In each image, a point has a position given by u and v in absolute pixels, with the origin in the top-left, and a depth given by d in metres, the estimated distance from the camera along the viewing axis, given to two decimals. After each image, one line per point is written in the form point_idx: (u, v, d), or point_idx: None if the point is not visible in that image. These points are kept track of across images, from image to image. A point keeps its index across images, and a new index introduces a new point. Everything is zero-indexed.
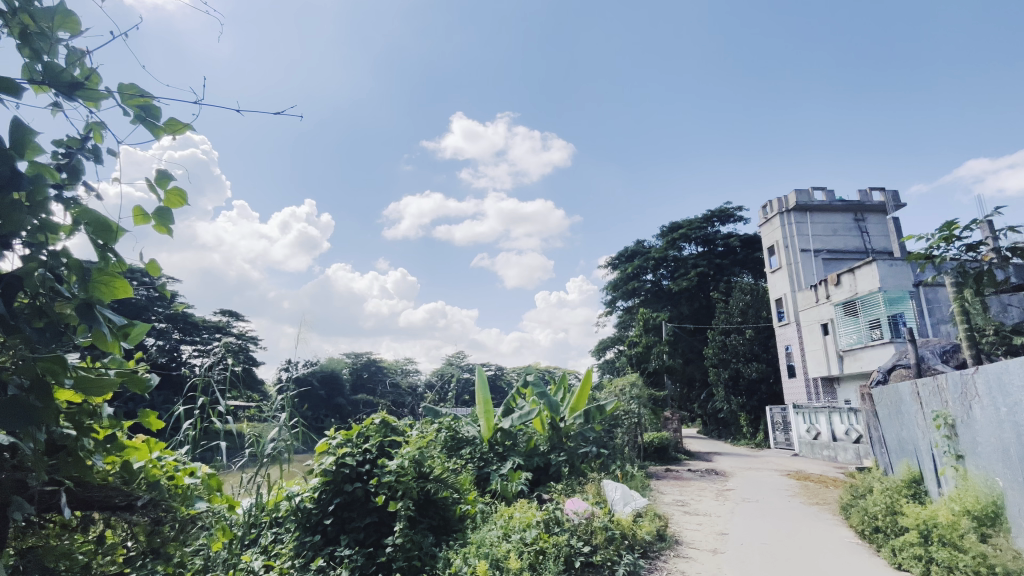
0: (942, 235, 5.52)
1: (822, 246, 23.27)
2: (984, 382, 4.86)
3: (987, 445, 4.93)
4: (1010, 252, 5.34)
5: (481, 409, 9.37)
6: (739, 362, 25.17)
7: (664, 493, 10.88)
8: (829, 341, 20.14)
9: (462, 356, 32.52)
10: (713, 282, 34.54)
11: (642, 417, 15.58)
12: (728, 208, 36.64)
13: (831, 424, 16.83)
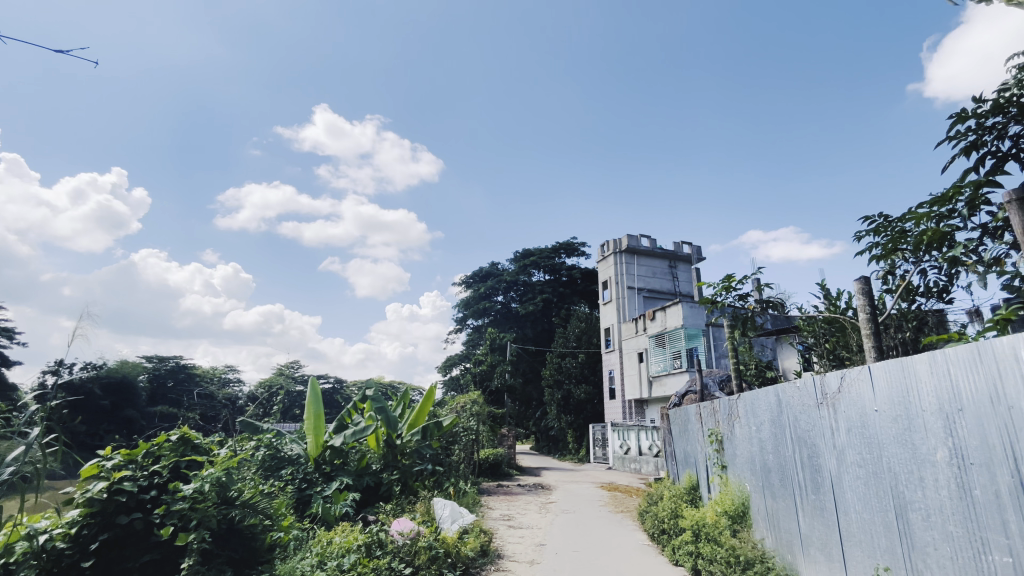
0: (724, 284, 6.84)
1: (644, 285, 26.99)
2: (742, 406, 6.08)
3: (741, 457, 6.16)
4: (766, 304, 6.86)
5: (310, 425, 8.60)
6: (571, 384, 27.60)
7: (492, 508, 11.21)
8: (643, 368, 23.29)
9: (296, 366, 29.51)
10: (555, 308, 37.42)
11: (480, 433, 15.98)
12: (574, 243, 40.55)
13: (638, 440, 19.32)
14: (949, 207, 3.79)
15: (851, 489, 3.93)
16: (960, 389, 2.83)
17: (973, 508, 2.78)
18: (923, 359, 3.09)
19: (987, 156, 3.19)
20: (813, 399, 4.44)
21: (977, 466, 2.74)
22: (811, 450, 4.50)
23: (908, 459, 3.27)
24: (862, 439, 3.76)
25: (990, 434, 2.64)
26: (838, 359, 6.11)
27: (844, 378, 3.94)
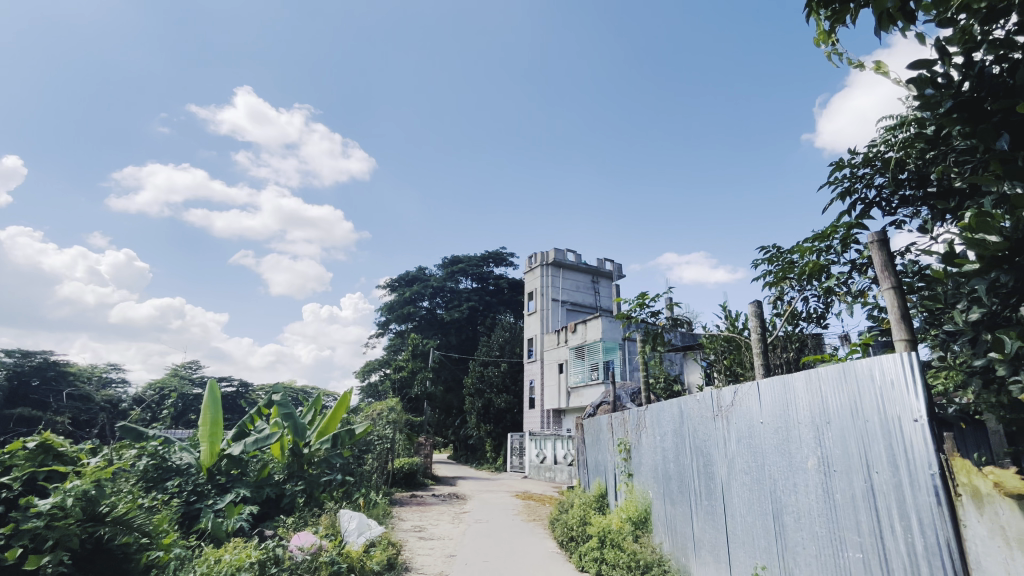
0: (639, 301, 7.26)
1: (568, 298, 27.87)
2: (649, 416, 6.43)
3: (646, 465, 6.51)
4: (675, 321, 7.36)
5: (205, 432, 7.84)
6: (492, 393, 27.68)
7: (403, 519, 10.86)
8: (562, 379, 23.93)
9: (194, 366, 26.82)
10: (481, 316, 37.46)
11: (395, 441, 15.52)
12: (503, 253, 41.12)
13: (554, 450, 19.75)
14: (827, 243, 4.31)
15: (738, 495, 4.29)
16: (829, 404, 3.19)
17: (834, 510, 3.14)
18: (800, 377, 3.47)
19: (858, 201, 3.67)
20: (710, 411, 4.80)
21: (839, 472, 3.10)
22: (706, 458, 4.85)
23: (785, 466, 3.63)
24: (748, 448, 4.12)
25: (851, 443, 3.00)
26: (733, 374, 6.69)
27: (737, 392, 4.31)
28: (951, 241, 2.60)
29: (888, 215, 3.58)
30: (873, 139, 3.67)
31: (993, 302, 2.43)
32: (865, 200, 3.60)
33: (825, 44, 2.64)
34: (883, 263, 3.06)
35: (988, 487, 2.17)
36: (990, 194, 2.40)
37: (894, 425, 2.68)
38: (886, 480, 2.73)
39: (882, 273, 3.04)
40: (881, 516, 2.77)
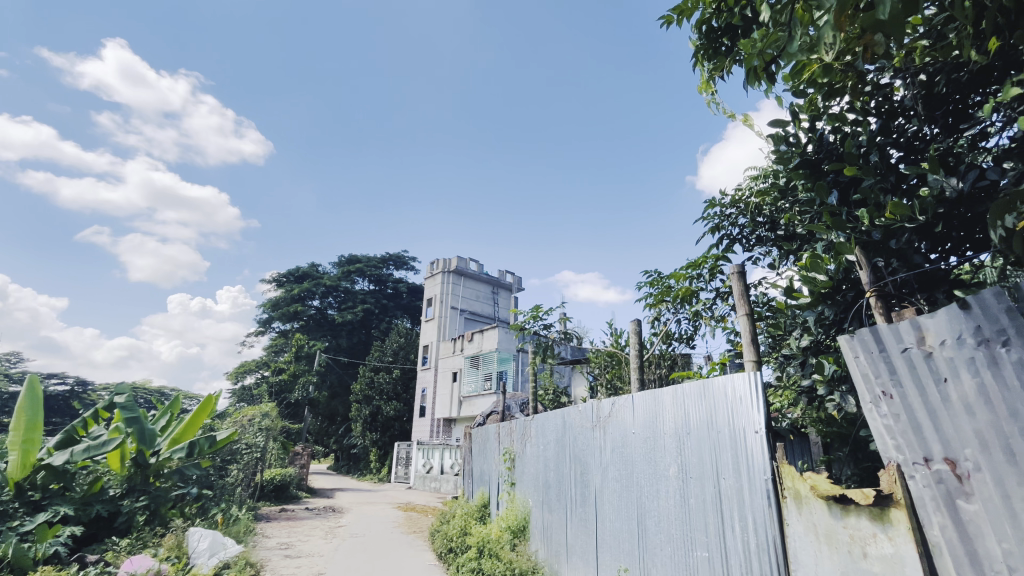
0: (533, 314, 7.47)
1: (466, 307, 27.91)
2: (534, 426, 6.59)
3: (528, 474, 6.65)
4: (565, 335, 7.68)
5: (17, 438, 6.45)
6: (381, 400, 26.60)
7: (268, 536, 9.88)
8: (455, 387, 23.78)
9: (12, 357, 22.16)
10: (375, 320, 35.97)
11: (267, 450, 14.17)
12: (404, 257, 40.19)
13: (441, 459, 19.49)
14: (698, 271, 4.79)
15: (608, 501, 4.55)
16: (690, 417, 3.51)
17: (688, 513, 3.45)
18: (669, 391, 3.78)
19: (724, 236, 4.13)
20: (589, 422, 5.05)
21: (694, 478, 3.41)
22: (583, 467, 5.09)
23: (651, 473, 3.93)
24: (621, 456, 4.39)
25: (706, 453, 3.32)
26: (613, 387, 7.14)
27: (614, 404, 4.58)
28: (791, 278, 3.01)
29: (747, 251, 4.07)
30: (740, 184, 4.17)
31: (819, 332, 2.86)
32: (729, 236, 4.07)
33: (706, 93, 2.94)
34: (741, 292, 3.46)
35: (806, 490, 2.52)
36: (822, 240, 2.82)
37: (740, 436, 3.02)
38: (731, 484, 3.07)
39: (740, 301, 3.44)
40: (725, 518, 3.10)
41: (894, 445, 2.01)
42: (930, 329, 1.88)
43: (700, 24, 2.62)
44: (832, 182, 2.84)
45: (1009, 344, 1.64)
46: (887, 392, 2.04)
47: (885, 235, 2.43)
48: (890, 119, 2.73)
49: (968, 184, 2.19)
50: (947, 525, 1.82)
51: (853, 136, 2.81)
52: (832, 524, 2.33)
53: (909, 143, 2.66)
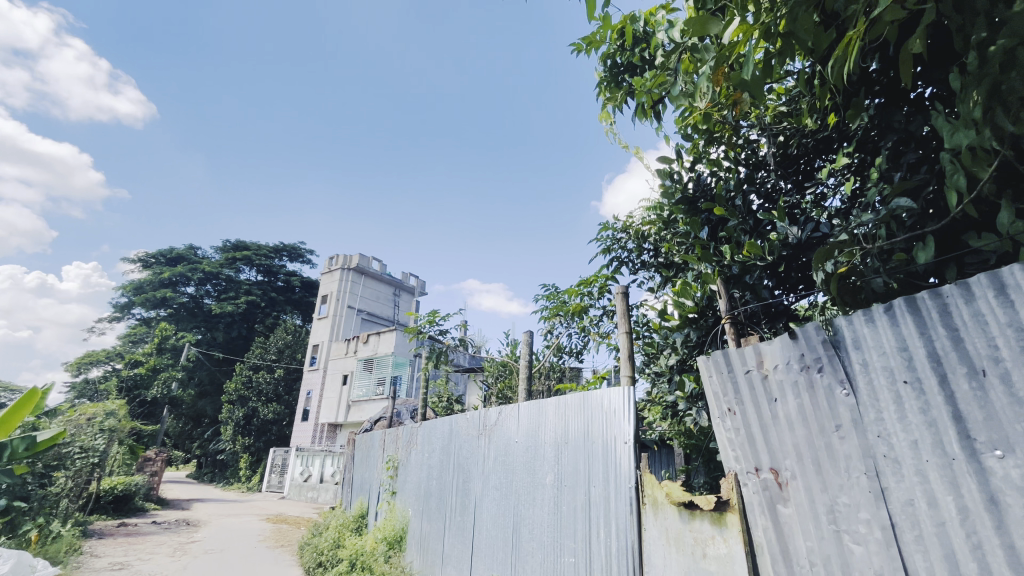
0: (429, 318, 7.35)
1: (364, 307, 26.71)
2: (421, 434, 6.43)
3: (410, 483, 6.47)
4: (460, 342, 7.65)
5: None
6: (258, 401, 24.34)
7: (98, 556, 8.46)
8: (344, 391, 22.52)
9: None
10: (261, 314, 32.88)
11: (109, 455, 12.20)
12: (300, 249, 37.54)
13: (321, 467, 18.30)
14: (589, 289, 5.06)
15: (487, 509, 4.57)
16: (570, 427, 3.65)
17: (560, 521, 3.57)
18: (552, 401, 3.91)
19: (614, 259, 4.41)
20: (475, 430, 5.05)
21: (568, 486, 3.56)
22: (465, 476, 5.07)
23: (530, 482, 4.02)
24: (503, 465, 4.44)
25: (580, 461, 3.48)
26: (504, 397, 7.25)
27: (501, 413, 4.63)
28: (666, 301, 3.29)
29: (632, 273, 4.38)
30: (631, 212, 4.49)
31: (684, 352, 3.15)
32: (619, 258, 4.35)
33: (606, 122, 3.12)
34: (623, 311, 3.71)
35: (662, 496, 2.74)
36: (693, 270, 3.12)
37: (612, 446, 3.21)
38: (600, 492, 3.24)
39: (622, 319, 3.68)
40: (592, 523, 3.26)
41: (734, 456, 2.27)
42: (767, 354, 2.14)
43: (605, 58, 2.79)
44: (705, 219, 3.17)
45: (822, 370, 1.91)
46: (731, 409, 2.29)
47: (742, 270, 2.76)
48: (755, 170, 3.10)
49: (806, 233, 2.59)
50: (768, 527, 2.08)
51: (725, 181, 3.16)
52: (681, 528, 2.56)
53: (769, 193, 3.06)
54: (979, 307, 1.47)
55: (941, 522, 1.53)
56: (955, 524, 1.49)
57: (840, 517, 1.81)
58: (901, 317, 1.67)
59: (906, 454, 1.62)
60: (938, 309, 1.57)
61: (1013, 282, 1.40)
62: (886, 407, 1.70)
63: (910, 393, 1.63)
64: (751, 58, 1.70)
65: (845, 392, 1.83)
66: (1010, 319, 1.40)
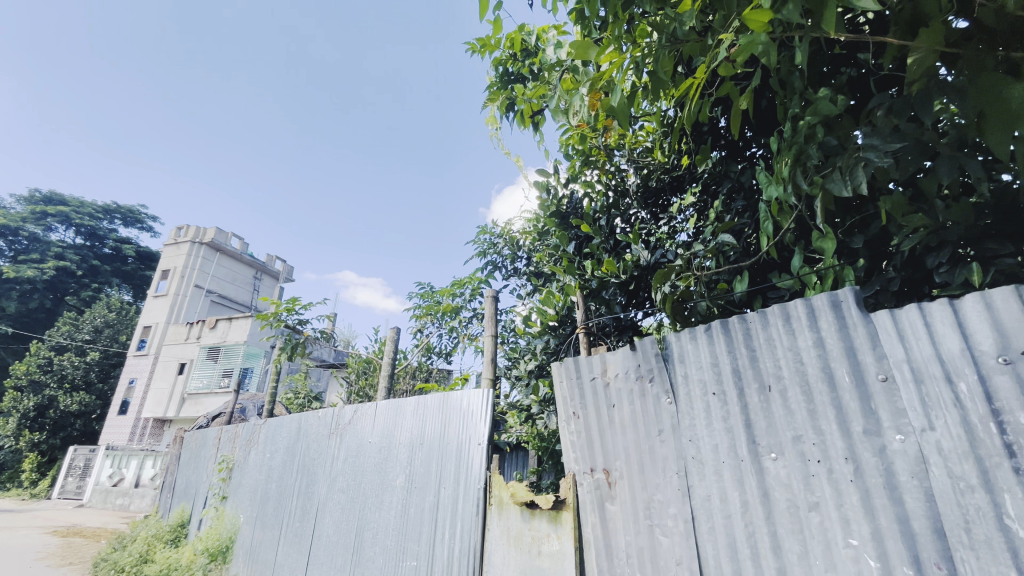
0: (288, 306, 6.73)
1: (215, 288, 23.61)
2: (264, 432, 5.82)
3: (244, 488, 5.81)
4: (321, 334, 7.12)
5: None
6: (57, 389, 20.02)
7: None
8: (179, 382, 19.53)
9: None
10: (74, 284, 27.19)
11: None
12: (139, 213, 32.02)
13: (138, 470, 15.66)
14: (461, 290, 5.06)
15: (329, 513, 4.28)
16: (426, 428, 3.59)
17: (406, 524, 3.48)
18: (412, 402, 3.80)
19: (489, 263, 4.47)
20: (327, 429, 4.71)
21: (418, 488, 3.48)
22: (309, 478, 4.70)
23: (379, 484, 3.86)
24: (352, 466, 4.20)
25: (432, 463, 3.43)
26: (364, 396, 6.90)
27: (356, 411, 4.38)
28: (531, 308, 3.40)
29: (504, 278, 4.47)
30: (509, 220, 4.59)
31: (543, 358, 3.30)
32: (493, 262, 4.43)
33: (492, 126, 3.15)
34: (491, 315, 3.76)
35: (507, 497, 2.82)
36: (558, 281, 3.29)
37: (465, 447, 3.22)
38: (449, 494, 3.22)
39: (489, 322, 3.73)
40: (437, 525, 3.23)
41: (574, 457, 2.41)
42: (610, 363, 2.31)
43: (497, 63, 2.82)
44: (573, 235, 3.38)
45: (653, 380, 2.12)
46: (576, 413, 2.44)
47: (599, 285, 2.99)
48: (622, 196, 3.36)
49: (654, 257, 2.88)
50: (596, 523, 2.25)
51: (595, 203, 3.40)
52: (522, 526, 2.66)
53: (631, 217, 3.34)
54: (771, 332, 1.76)
55: (727, 515, 1.77)
56: (738, 517, 1.74)
57: (654, 512, 2.01)
58: (716, 337, 1.91)
59: (709, 455, 1.86)
60: (742, 332, 1.84)
61: (795, 314, 1.69)
62: (698, 415, 1.93)
63: (716, 403, 1.88)
64: (618, 87, 1.81)
65: (669, 400, 2.05)
66: (790, 344, 1.70)
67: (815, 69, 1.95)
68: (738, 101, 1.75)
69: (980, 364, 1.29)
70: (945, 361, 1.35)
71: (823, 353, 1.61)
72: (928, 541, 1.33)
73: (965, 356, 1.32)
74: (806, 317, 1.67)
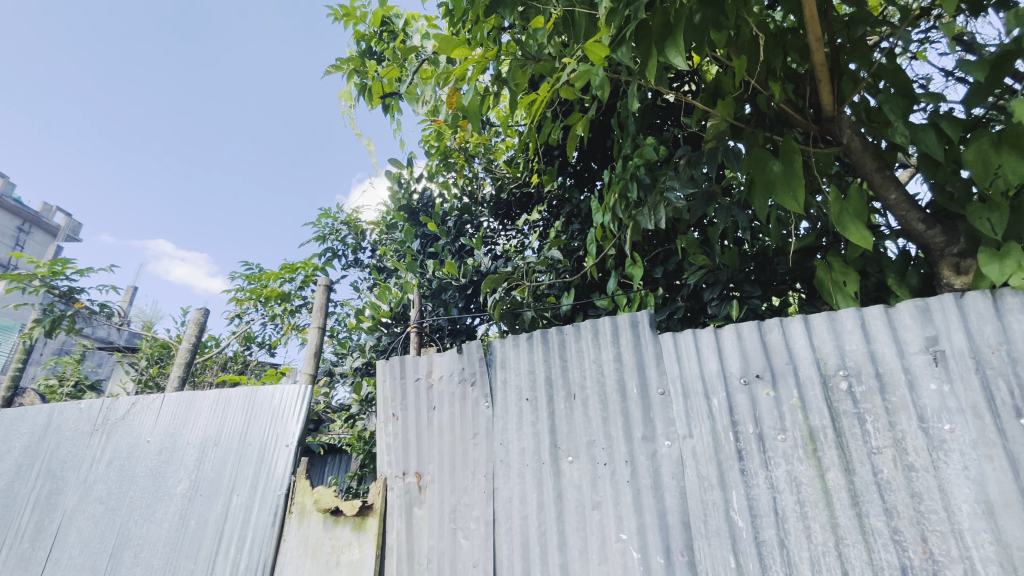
0: (54, 270, 5.34)
1: None
2: None
3: None
4: (101, 309, 5.78)
5: None
6: None
7: None
8: None
9: None
10: None
11: None
12: None
13: None
14: (293, 275, 4.59)
15: (77, 530, 3.44)
16: (224, 426, 3.12)
17: (181, 538, 2.96)
18: (209, 396, 3.26)
19: (328, 250, 4.13)
20: (89, 424, 3.80)
21: (203, 496, 3.00)
22: (54, 486, 3.73)
23: (151, 492, 3.22)
24: (118, 471, 3.45)
25: (226, 467, 2.99)
26: (154, 387, 5.79)
27: (134, 405, 3.62)
28: (367, 303, 3.22)
29: (343, 268, 4.16)
30: (358, 208, 4.32)
31: (372, 355, 3.15)
32: (333, 250, 4.10)
33: (346, 103, 2.92)
34: (321, 306, 3.45)
35: (310, 503, 2.58)
36: (399, 278, 3.18)
37: (269, 448, 2.87)
38: (241, 502, 2.83)
39: (317, 313, 3.42)
40: (222, 539, 2.81)
41: (387, 461, 2.30)
42: (436, 365, 2.27)
43: (360, 38, 2.63)
44: (420, 234, 3.33)
45: (474, 384, 2.13)
46: (395, 414, 2.34)
47: (439, 287, 2.98)
48: (475, 202, 3.40)
49: (494, 265, 2.97)
50: (401, 529, 2.17)
51: (448, 205, 3.39)
52: (322, 535, 2.45)
53: (481, 224, 3.39)
54: (581, 345, 1.90)
55: (525, 515, 1.85)
56: (533, 517, 1.83)
57: (459, 516, 2.01)
58: (535, 345, 2.01)
59: (515, 458, 1.94)
60: (558, 343, 1.96)
61: (603, 330, 1.86)
62: (510, 420, 2.00)
63: (528, 409, 1.96)
64: (471, 86, 1.80)
65: (486, 404, 2.09)
66: (595, 357, 1.85)
67: (646, 118, 2.21)
68: (576, 128, 1.88)
69: (728, 383, 1.56)
70: (705, 379, 1.60)
71: (620, 367, 1.79)
72: (676, 532, 1.55)
73: (719, 376, 1.57)
74: (610, 333, 1.84)
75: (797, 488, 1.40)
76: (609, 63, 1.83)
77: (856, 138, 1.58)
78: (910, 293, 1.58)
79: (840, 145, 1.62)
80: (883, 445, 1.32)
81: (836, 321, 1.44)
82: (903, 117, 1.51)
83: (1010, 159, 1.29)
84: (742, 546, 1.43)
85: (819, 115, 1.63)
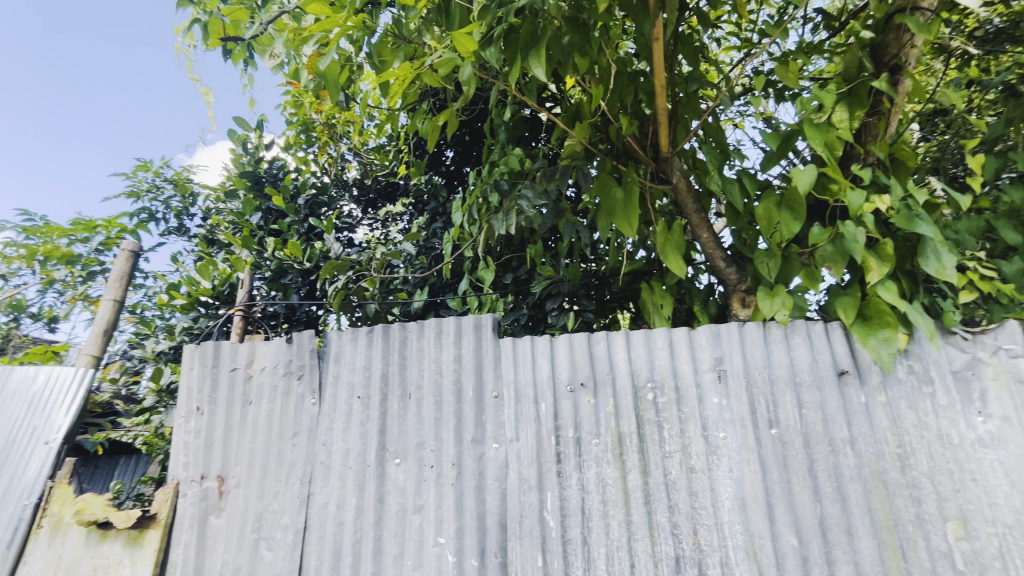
0: None
1: None
2: None
3: None
4: None
5: None
6: None
7: None
8: None
9: None
10: None
11: None
12: None
13: None
14: (90, 235, 3.74)
15: None
16: None
17: None
18: None
19: (142, 210, 3.45)
20: None
21: None
22: None
23: None
24: None
25: None
26: None
27: None
28: (185, 277, 2.74)
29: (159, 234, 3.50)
30: (190, 168, 3.69)
31: (182, 339, 2.70)
32: (149, 211, 3.44)
33: (184, 39, 2.47)
34: (121, 273, 2.83)
35: (70, 514, 2.06)
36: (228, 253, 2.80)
37: (14, 448, 2.28)
38: None
39: (113, 282, 2.79)
40: None
41: (181, 462, 1.94)
42: (258, 354, 2.00)
43: None
44: (264, 208, 2.97)
45: (301, 378, 1.93)
46: (199, 407, 1.98)
47: (277, 271, 2.70)
48: (334, 183, 3.15)
49: (344, 252, 2.77)
50: (189, 543, 1.85)
51: (301, 181, 3.08)
52: (81, 553, 1.99)
53: (338, 208, 3.15)
54: (423, 344, 1.84)
55: (340, 522, 1.72)
56: (349, 523, 1.71)
57: (264, 525, 1.79)
58: (375, 340, 1.89)
59: (337, 460, 1.79)
60: (400, 340, 1.87)
61: (447, 330, 1.82)
62: (337, 419, 1.85)
63: (359, 407, 1.84)
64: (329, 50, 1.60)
65: (313, 401, 1.90)
66: (436, 357, 1.81)
67: (515, 130, 2.26)
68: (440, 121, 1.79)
69: (557, 389, 1.63)
70: (536, 385, 1.66)
71: (459, 368, 1.77)
72: (493, 534, 1.57)
73: (548, 382, 1.65)
74: (453, 334, 1.81)
75: (603, 488, 1.52)
76: (483, 65, 1.82)
77: (683, 180, 1.81)
78: (708, 319, 1.84)
79: (671, 184, 1.83)
80: (674, 449, 1.50)
81: (651, 338, 1.60)
82: (719, 169, 1.76)
83: (787, 218, 1.57)
84: (550, 545, 1.50)
85: (657, 154, 1.82)
